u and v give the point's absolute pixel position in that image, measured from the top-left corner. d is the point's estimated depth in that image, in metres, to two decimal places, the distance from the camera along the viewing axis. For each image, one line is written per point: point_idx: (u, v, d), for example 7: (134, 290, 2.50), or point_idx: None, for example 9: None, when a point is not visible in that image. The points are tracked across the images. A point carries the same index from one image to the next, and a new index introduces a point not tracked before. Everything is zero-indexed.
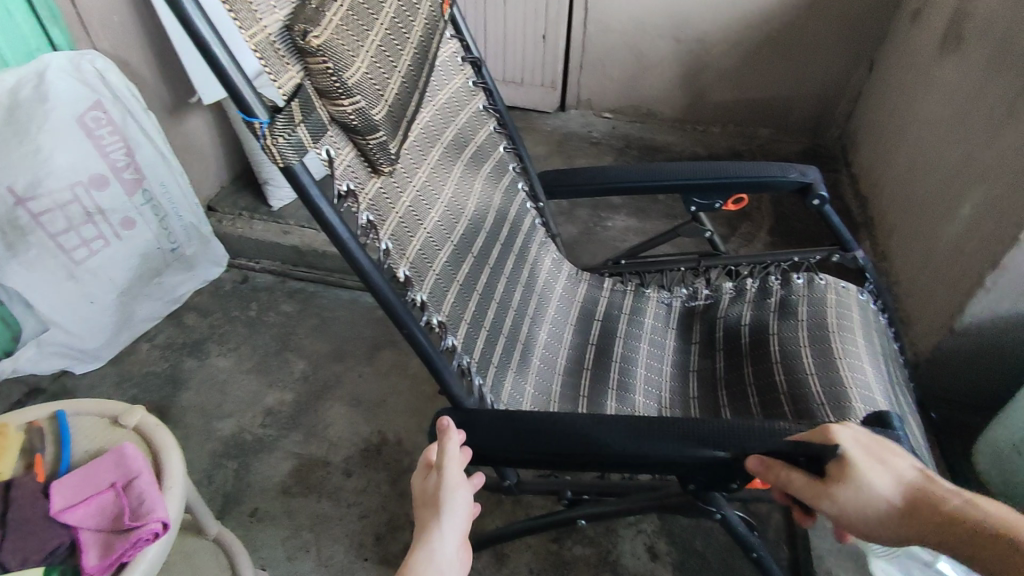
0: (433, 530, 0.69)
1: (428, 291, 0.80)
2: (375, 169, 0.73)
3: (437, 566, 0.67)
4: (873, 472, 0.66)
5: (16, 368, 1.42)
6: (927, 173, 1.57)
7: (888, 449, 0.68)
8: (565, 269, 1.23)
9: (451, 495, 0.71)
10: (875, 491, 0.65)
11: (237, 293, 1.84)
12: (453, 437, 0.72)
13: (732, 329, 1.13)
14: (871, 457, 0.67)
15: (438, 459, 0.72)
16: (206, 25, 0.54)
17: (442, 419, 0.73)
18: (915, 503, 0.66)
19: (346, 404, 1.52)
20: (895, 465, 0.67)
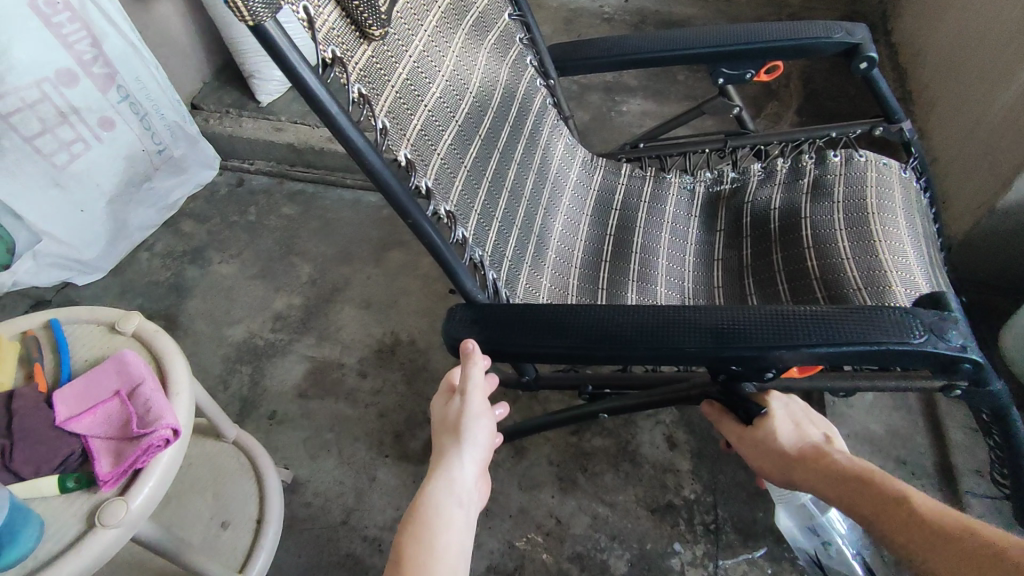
0: (452, 460, 0.68)
1: (434, 178, 0.72)
2: (364, 35, 0.63)
3: (455, 495, 0.66)
4: (787, 428, 0.77)
5: (16, 281, 1.39)
6: (982, 34, 1.41)
7: (815, 422, 0.79)
8: (579, 155, 1.14)
9: (474, 423, 0.70)
10: (788, 444, 0.75)
11: (234, 197, 1.76)
12: (476, 361, 0.69)
13: (761, 214, 1.05)
14: (792, 420, 0.78)
15: (463, 384, 0.71)
16: None
17: (466, 341, 0.68)
18: (810, 453, 0.74)
19: (356, 306, 1.49)
20: (812, 431, 0.77)
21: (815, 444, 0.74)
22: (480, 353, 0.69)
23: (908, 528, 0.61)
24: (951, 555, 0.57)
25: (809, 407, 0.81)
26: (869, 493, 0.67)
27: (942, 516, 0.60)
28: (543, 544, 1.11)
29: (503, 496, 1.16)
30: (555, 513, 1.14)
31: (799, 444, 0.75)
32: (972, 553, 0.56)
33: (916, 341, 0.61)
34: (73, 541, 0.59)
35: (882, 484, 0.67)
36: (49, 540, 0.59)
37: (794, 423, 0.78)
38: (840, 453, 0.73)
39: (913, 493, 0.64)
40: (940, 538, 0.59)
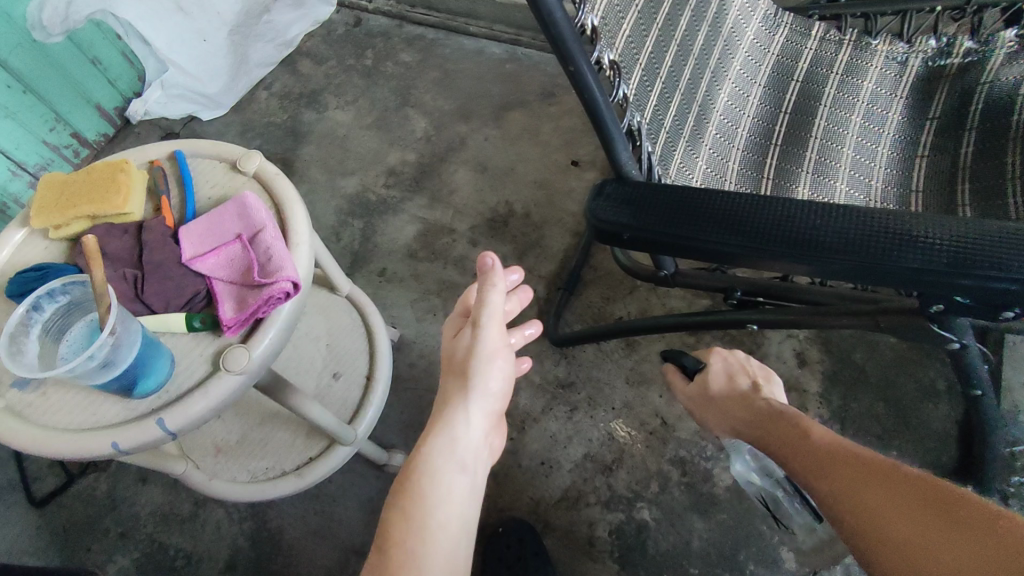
0: (458, 411, 0.59)
1: (600, 15, 0.57)
2: None
3: (457, 456, 0.58)
4: (717, 378, 0.84)
5: (148, 111, 1.46)
6: None
7: (755, 373, 0.84)
8: (761, 6, 0.90)
9: (487, 367, 0.58)
10: (718, 394, 0.82)
11: (351, 38, 1.64)
12: (495, 284, 0.57)
13: (1000, 104, 0.81)
14: (726, 371, 0.84)
15: (476, 312, 0.58)
16: None
17: (485, 257, 0.57)
18: (731, 403, 0.80)
19: (471, 170, 1.40)
20: (745, 381, 0.82)
21: (743, 392, 0.80)
22: (501, 271, 0.57)
23: (806, 454, 0.65)
24: (832, 471, 0.61)
25: (750, 360, 0.86)
26: (776, 427, 0.72)
27: (834, 443, 0.64)
28: (645, 441, 1.07)
29: (609, 388, 1.11)
30: (662, 413, 1.08)
31: (729, 395, 0.81)
32: (857, 477, 0.58)
33: None
34: (200, 382, 0.59)
35: (790, 418, 0.71)
36: (181, 375, 0.59)
37: (726, 374, 0.84)
38: (764, 398, 0.78)
39: (810, 423, 0.69)
40: (830, 464, 0.62)
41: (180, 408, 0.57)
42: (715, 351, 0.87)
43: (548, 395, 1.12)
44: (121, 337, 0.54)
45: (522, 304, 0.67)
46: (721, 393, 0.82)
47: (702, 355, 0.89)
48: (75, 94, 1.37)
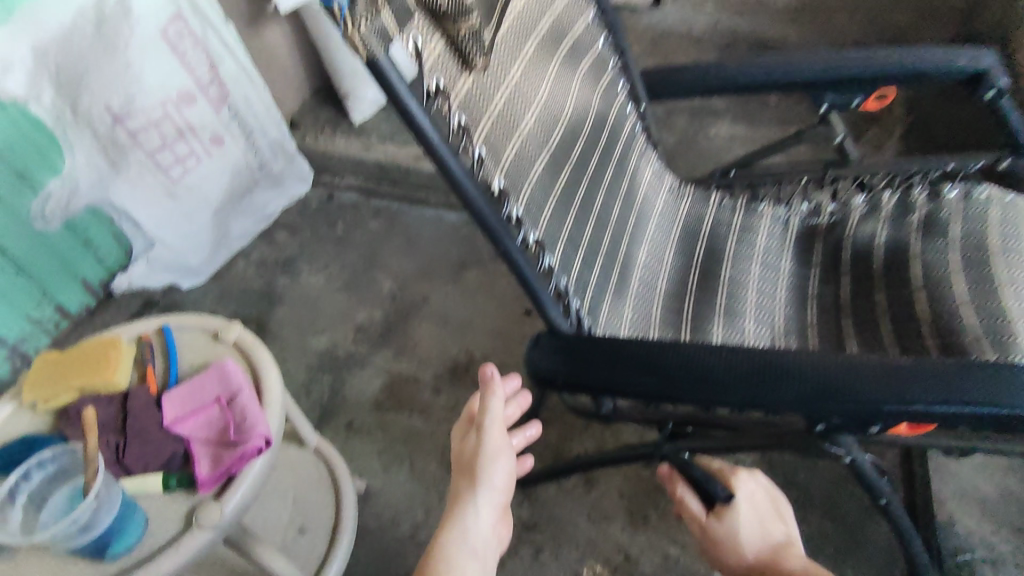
0: (468, 505, 0.71)
1: (524, 205, 0.71)
2: (468, 65, 0.63)
3: (469, 546, 0.69)
4: (749, 526, 0.85)
5: (131, 283, 1.56)
6: None
7: (778, 517, 0.88)
8: (666, 182, 1.11)
9: (490, 463, 0.72)
10: (750, 546, 0.83)
11: (325, 211, 1.85)
12: (494, 389, 0.72)
13: (863, 251, 0.99)
14: (757, 518, 0.86)
15: (480, 417, 0.73)
16: None
17: (484, 371, 0.72)
18: (764, 562, 0.82)
19: (433, 323, 1.52)
20: (773, 530, 0.86)
21: (776, 551, 0.83)
22: (498, 381, 0.73)
23: None
24: None
25: (775, 500, 0.90)
26: None
27: None
28: None
29: (571, 527, 1.14)
30: (624, 548, 1.11)
31: (759, 546, 0.84)
32: None
33: None
34: (170, 540, 0.63)
35: None
36: (153, 534, 0.63)
37: (758, 520, 0.85)
38: (795, 557, 0.82)
39: None
40: None
41: (148, 571, 0.60)
42: (740, 480, 0.87)
43: (512, 538, 1.13)
44: (102, 500, 0.59)
45: (522, 408, 0.80)
46: (750, 543, 0.84)
47: (720, 479, 0.86)
48: (68, 276, 1.49)
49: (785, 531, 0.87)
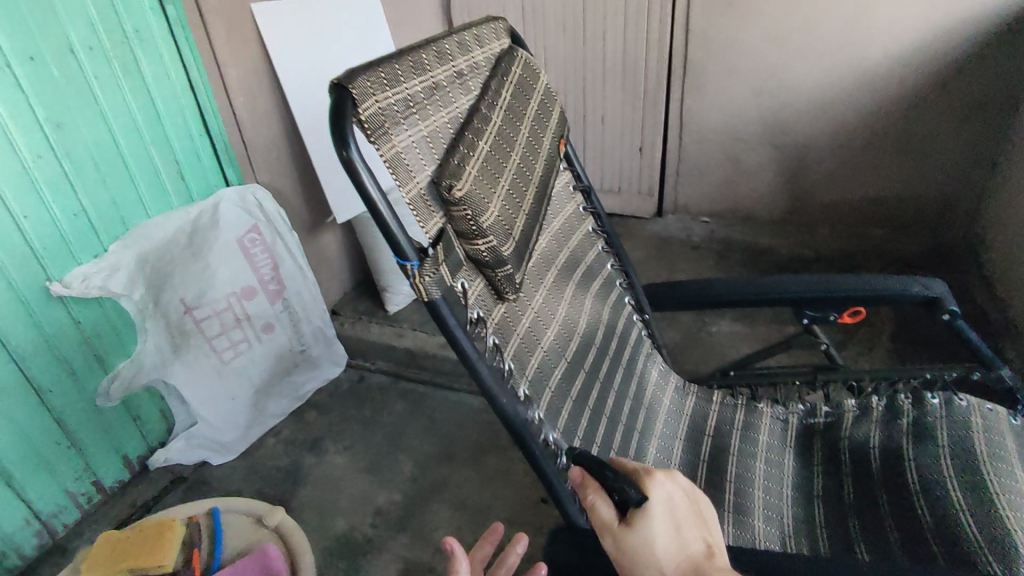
0: None
1: (544, 409, 0.83)
2: (500, 297, 0.80)
3: None
4: (664, 534, 0.68)
5: (168, 458, 1.62)
6: None
7: (697, 522, 0.71)
8: (671, 381, 1.23)
9: None
10: (666, 559, 0.66)
11: (354, 392, 1.97)
12: (459, 562, 0.77)
13: (860, 452, 1.06)
14: (671, 520, 0.69)
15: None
16: (367, 176, 0.64)
17: (446, 542, 0.78)
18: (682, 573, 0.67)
19: (451, 508, 1.54)
20: (691, 537, 0.69)
21: (695, 564, 0.67)
22: (460, 554, 0.78)
23: None
24: None
25: (691, 503, 0.72)
26: None
27: None
28: None
29: None
30: None
31: (677, 559, 0.67)
32: None
33: None
34: None
35: None
36: None
37: (675, 527, 0.69)
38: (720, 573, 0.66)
39: None
40: None
41: None
42: (654, 479, 0.71)
43: None
44: None
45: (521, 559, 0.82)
46: (670, 555, 0.67)
47: (634, 479, 0.71)
48: (109, 448, 1.54)
49: (705, 539, 0.70)
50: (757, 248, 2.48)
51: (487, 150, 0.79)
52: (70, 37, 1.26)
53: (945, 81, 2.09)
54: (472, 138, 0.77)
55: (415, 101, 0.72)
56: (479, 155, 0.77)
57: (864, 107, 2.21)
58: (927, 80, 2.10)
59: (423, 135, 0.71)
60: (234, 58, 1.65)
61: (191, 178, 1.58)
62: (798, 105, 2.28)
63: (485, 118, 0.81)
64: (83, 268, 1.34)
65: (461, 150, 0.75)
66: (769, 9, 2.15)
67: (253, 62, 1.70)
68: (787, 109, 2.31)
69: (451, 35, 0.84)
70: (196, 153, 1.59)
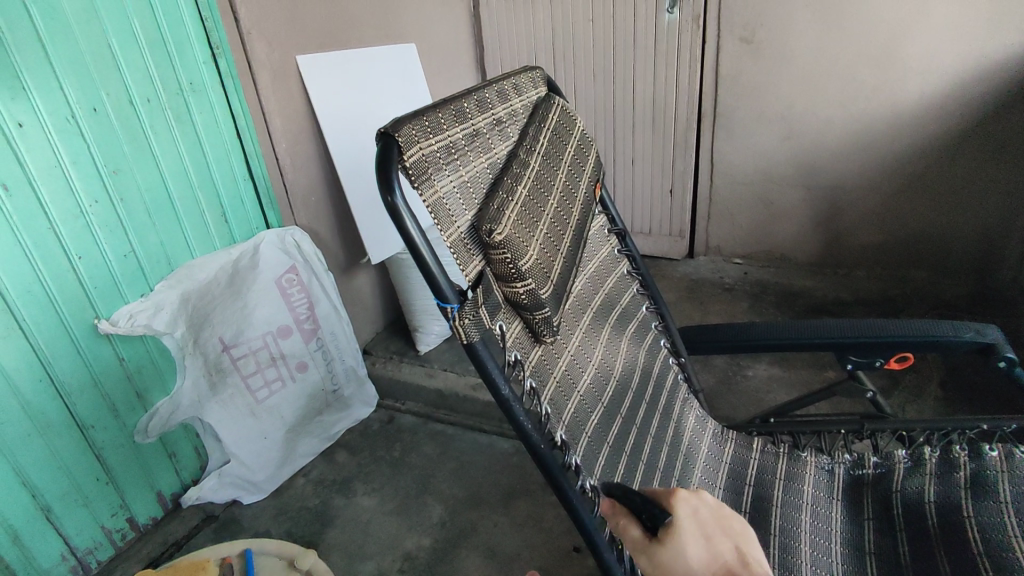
0: None
1: (581, 455, 0.81)
2: (538, 339, 0.79)
3: None
4: (698, 553, 0.58)
5: (200, 496, 1.60)
6: None
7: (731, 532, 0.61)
8: (709, 427, 1.19)
9: None
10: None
11: (384, 433, 1.97)
12: None
13: (915, 507, 1.00)
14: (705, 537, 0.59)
15: None
16: (410, 219, 0.65)
17: None
18: None
19: (480, 555, 1.50)
20: (729, 552, 0.59)
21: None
22: None
23: None
24: None
25: (726, 512, 0.62)
26: None
27: None
28: None
29: None
30: None
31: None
32: None
33: None
34: None
35: None
36: None
37: (706, 541, 0.59)
38: None
39: None
40: None
41: None
42: (681, 493, 0.61)
43: None
44: None
45: None
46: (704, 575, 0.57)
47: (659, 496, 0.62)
48: (144, 485, 1.56)
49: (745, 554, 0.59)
50: (792, 290, 2.43)
51: (525, 194, 0.80)
52: (130, 90, 1.34)
53: (984, 122, 2.06)
54: (511, 184, 0.79)
55: (456, 148, 0.74)
56: (518, 199, 0.78)
57: (898, 148, 2.19)
58: (965, 121, 2.08)
59: (463, 180, 0.73)
60: (278, 106, 1.72)
61: (234, 221, 1.64)
62: (831, 148, 2.28)
63: (524, 163, 0.83)
64: (129, 306, 1.39)
65: (501, 194, 0.76)
66: (799, 53, 2.17)
67: (296, 110, 1.77)
68: (819, 152, 2.30)
69: (491, 84, 0.87)
70: (240, 197, 1.65)
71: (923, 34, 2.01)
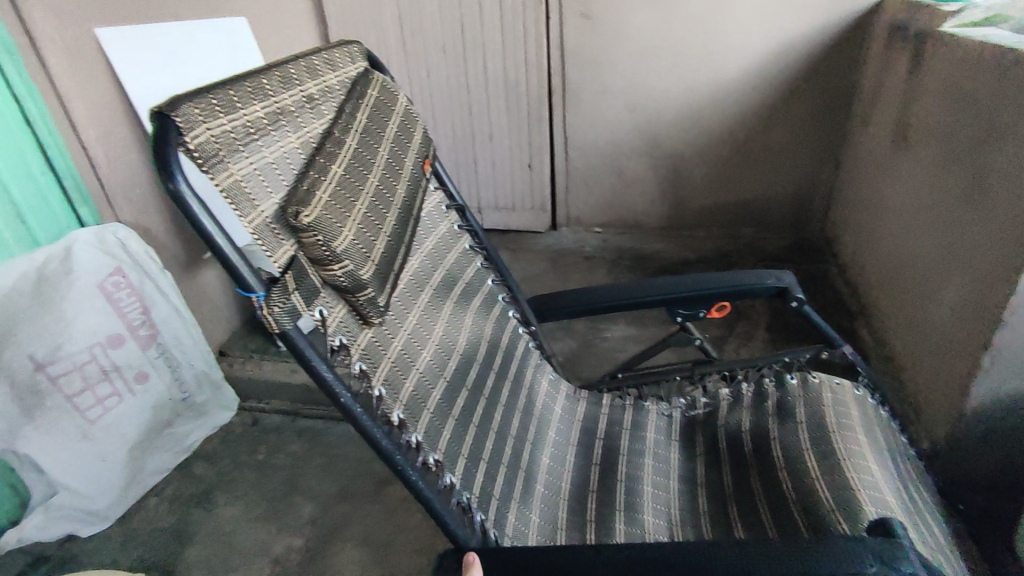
0: None
1: (424, 431, 0.83)
2: (366, 321, 0.78)
3: None
4: None
5: (20, 538, 1.41)
6: (912, 249, 1.66)
7: None
8: (562, 389, 1.25)
9: None
10: None
11: (247, 436, 1.85)
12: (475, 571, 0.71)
13: (735, 438, 1.12)
14: None
15: None
16: (198, 204, 0.60)
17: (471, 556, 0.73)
18: None
19: (355, 546, 1.48)
20: None
21: None
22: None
23: None
24: None
25: None
26: None
27: None
28: None
29: None
30: None
31: None
32: None
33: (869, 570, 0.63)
34: None
35: None
36: None
37: None
38: None
39: None
40: None
41: None
42: None
43: None
44: None
45: None
46: None
47: None
48: None
49: None
50: (645, 254, 2.61)
51: (340, 173, 0.77)
52: None
53: (792, 92, 2.31)
54: (324, 163, 0.76)
55: (255, 126, 0.69)
56: (332, 179, 0.75)
57: (726, 117, 2.40)
58: (777, 90, 2.32)
59: (267, 161, 0.69)
60: (78, 87, 1.51)
61: (34, 221, 1.41)
62: (670, 119, 2.45)
63: (339, 140, 0.80)
64: None
65: (311, 175, 0.73)
66: (634, 29, 2.29)
67: (102, 92, 1.57)
68: (660, 122, 2.46)
69: (298, 58, 0.82)
70: (42, 194, 1.43)
71: (737, 11, 2.20)
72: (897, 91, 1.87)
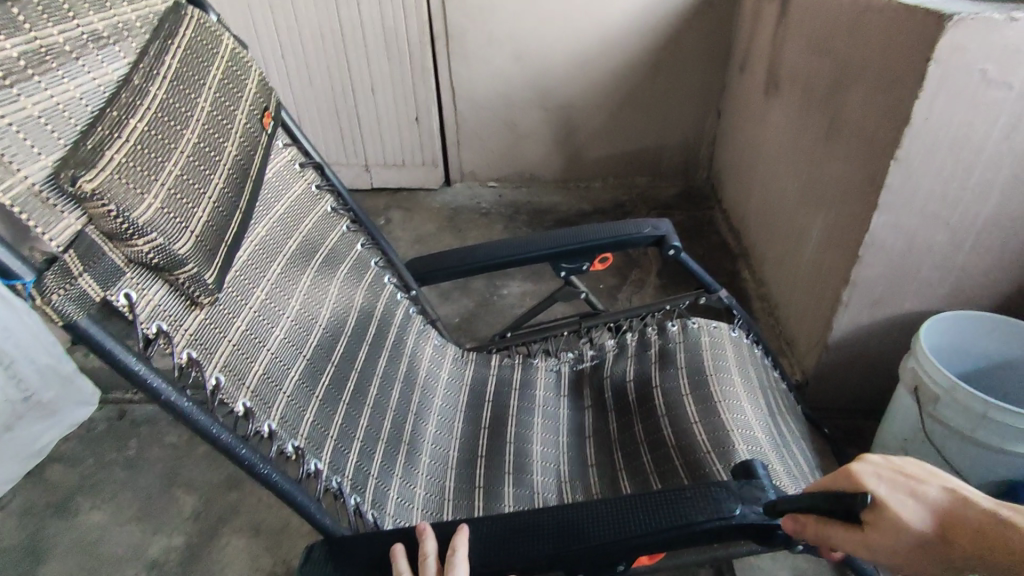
0: None
1: (278, 417, 0.75)
2: (194, 302, 0.68)
3: None
4: None
5: None
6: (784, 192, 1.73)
7: None
8: (449, 353, 1.20)
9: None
10: None
11: (113, 431, 1.67)
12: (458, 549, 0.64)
13: (620, 389, 1.13)
14: None
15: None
16: None
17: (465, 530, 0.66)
18: None
19: (244, 536, 1.39)
20: None
21: None
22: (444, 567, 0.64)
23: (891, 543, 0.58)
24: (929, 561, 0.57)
25: None
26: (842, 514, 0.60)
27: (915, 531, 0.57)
28: None
29: None
30: None
31: None
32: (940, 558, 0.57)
33: (733, 513, 0.64)
34: None
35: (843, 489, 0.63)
36: None
37: None
38: None
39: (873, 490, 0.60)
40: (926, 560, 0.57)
41: None
42: None
43: None
44: None
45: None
46: None
47: None
48: None
49: None
50: (541, 207, 2.58)
51: (140, 128, 0.65)
52: None
53: (674, 39, 2.32)
54: (117, 115, 0.63)
55: (4, 70, 0.55)
56: (128, 136, 0.63)
57: (613, 65, 2.38)
58: (660, 37, 2.31)
59: (27, 115, 0.55)
60: None
61: None
62: (558, 68, 2.39)
63: (140, 89, 0.67)
64: None
65: (99, 130, 0.60)
66: None
67: None
68: (549, 70, 2.39)
69: None
70: None
71: None
72: (768, 39, 1.91)
